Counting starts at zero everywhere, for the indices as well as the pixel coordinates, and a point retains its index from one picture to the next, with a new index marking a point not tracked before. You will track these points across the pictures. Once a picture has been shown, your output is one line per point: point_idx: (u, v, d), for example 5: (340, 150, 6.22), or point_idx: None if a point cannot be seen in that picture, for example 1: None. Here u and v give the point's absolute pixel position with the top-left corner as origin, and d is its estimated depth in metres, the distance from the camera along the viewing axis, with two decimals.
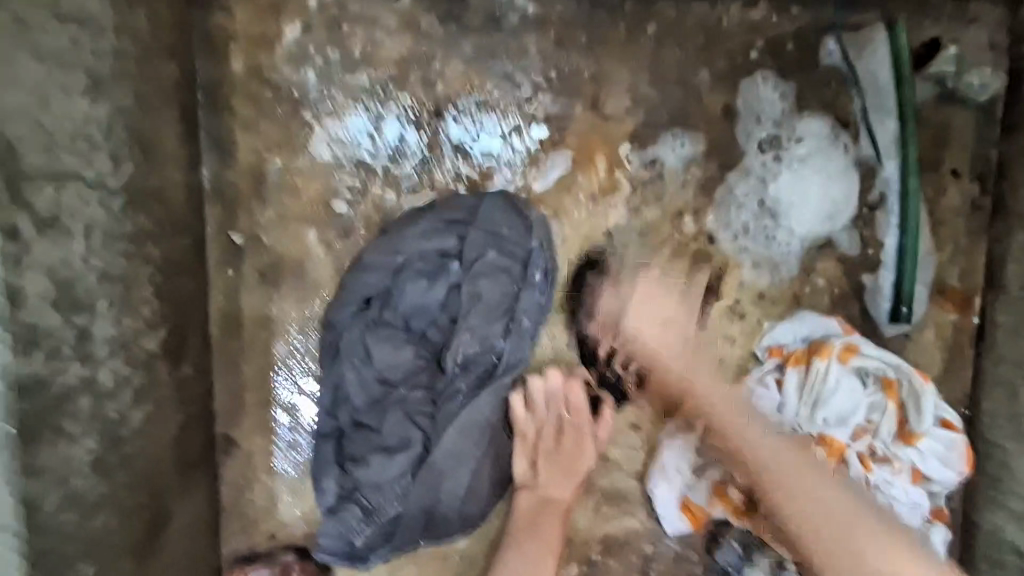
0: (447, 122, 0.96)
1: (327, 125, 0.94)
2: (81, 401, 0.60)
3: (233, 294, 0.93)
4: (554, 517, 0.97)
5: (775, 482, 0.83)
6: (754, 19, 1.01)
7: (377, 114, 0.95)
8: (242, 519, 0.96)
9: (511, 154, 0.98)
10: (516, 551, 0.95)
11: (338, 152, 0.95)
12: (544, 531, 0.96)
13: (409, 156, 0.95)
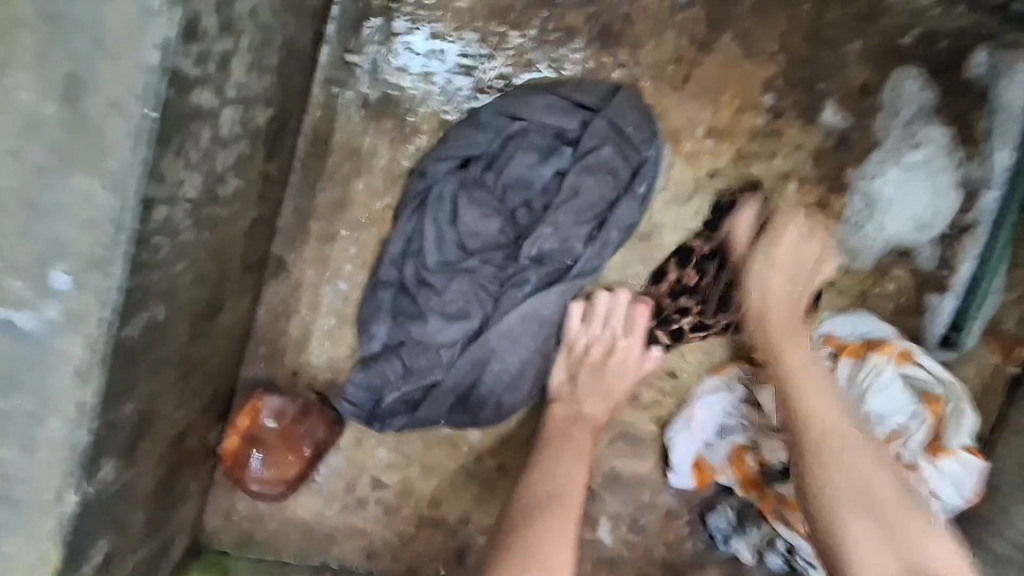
0: (559, 30, 0.91)
1: (420, 10, 0.90)
2: (204, 133, 0.55)
3: (333, 115, 0.90)
4: (585, 436, 0.91)
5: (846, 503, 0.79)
6: (919, 8, 0.99)
7: (474, 7, 0.90)
8: (267, 346, 0.92)
9: (623, 76, 0.93)
10: (547, 459, 0.88)
11: (427, 39, 0.90)
12: (579, 449, 0.89)
13: (505, 54, 0.91)
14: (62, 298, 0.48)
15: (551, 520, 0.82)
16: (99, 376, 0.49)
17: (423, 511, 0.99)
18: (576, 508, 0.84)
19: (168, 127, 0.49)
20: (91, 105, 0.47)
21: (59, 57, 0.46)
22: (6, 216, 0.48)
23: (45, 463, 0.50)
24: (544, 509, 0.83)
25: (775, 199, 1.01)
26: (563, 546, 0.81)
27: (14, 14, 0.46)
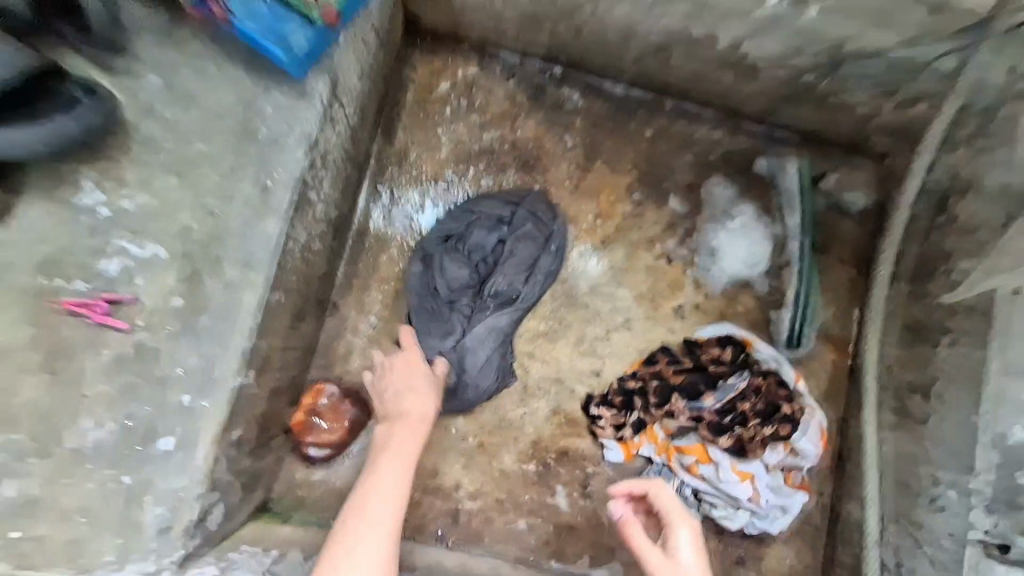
0: (501, 167, 1.56)
1: (417, 159, 1.55)
2: (309, 213, 1.13)
3: (365, 217, 1.50)
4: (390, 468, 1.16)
5: None
6: (715, 137, 1.59)
7: (449, 157, 1.55)
8: (323, 358, 1.42)
9: (540, 186, 1.56)
10: (388, 469, 1.16)
11: (423, 175, 1.54)
12: (395, 474, 1.15)
13: (468, 180, 1.55)
14: (247, 275, 1.00)
15: (346, 533, 1.06)
16: (259, 313, 1.00)
17: (426, 480, 1.43)
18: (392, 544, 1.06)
19: (298, 202, 1.04)
20: (273, 189, 1.01)
21: (258, 166, 1.00)
22: (229, 233, 0.99)
23: (228, 359, 0.99)
24: (358, 549, 1.03)
25: (648, 252, 1.57)
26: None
27: (240, 150, 0.99)
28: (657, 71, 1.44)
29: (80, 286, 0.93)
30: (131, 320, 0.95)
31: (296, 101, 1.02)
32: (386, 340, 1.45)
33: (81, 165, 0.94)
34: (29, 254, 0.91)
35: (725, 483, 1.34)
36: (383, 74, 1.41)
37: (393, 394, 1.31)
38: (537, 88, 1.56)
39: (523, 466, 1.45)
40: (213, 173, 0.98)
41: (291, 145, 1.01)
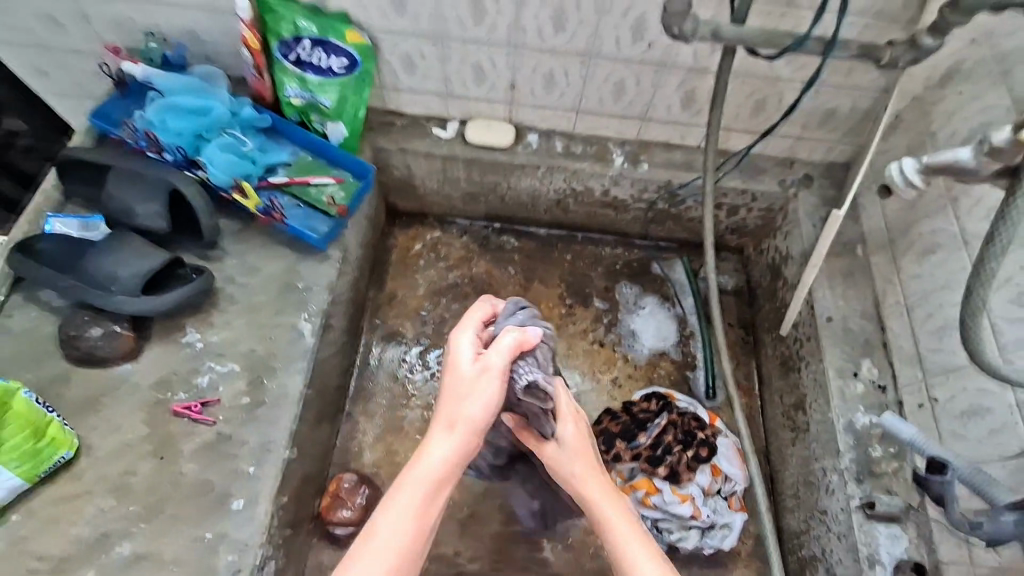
0: (464, 293, 2.05)
1: (400, 295, 2.02)
2: (329, 335, 1.61)
3: (367, 345, 1.95)
4: (414, 498, 1.05)
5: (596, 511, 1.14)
6: (617, 251, 2.18)
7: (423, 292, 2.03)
8: (341, 455, 1.78)
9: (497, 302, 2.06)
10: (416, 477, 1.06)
11: (405, 309, 2.00)
12: (414, 498, 1.04)
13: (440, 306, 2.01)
14: (289, 375, 1.43)
15: (365, 537, 1.02)
16: (297, 402, 1.41)
17: (431, 550, 1.69)
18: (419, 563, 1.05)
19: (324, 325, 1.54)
20: (306, 317, 1.50)
21: (297, 304, 1.51)
22: (277, 350, 1.45)
23: (275, 436, 1.36)
24: (375, 557, 0.99)
25: (584, 340, 2.04)
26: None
27: (285, 297, 1.51)
28: (559, 215, 2.08)
29: (182, 395, 1.37)
30: (215, 415, 1.36)
31: (320, 262, 1.57)
32: (389, 435, 1.83)
33: (187, 319, 1.45)
34: (151, 376, 1.38)
35: (673, 506, 1.62)
36: (371, 241, 1.97)
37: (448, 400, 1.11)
38: (483, 238, 2.14)
39: (511, 526, 1.74)
40: (267, 313, 1.49)
41: (318, 288, 1.54)
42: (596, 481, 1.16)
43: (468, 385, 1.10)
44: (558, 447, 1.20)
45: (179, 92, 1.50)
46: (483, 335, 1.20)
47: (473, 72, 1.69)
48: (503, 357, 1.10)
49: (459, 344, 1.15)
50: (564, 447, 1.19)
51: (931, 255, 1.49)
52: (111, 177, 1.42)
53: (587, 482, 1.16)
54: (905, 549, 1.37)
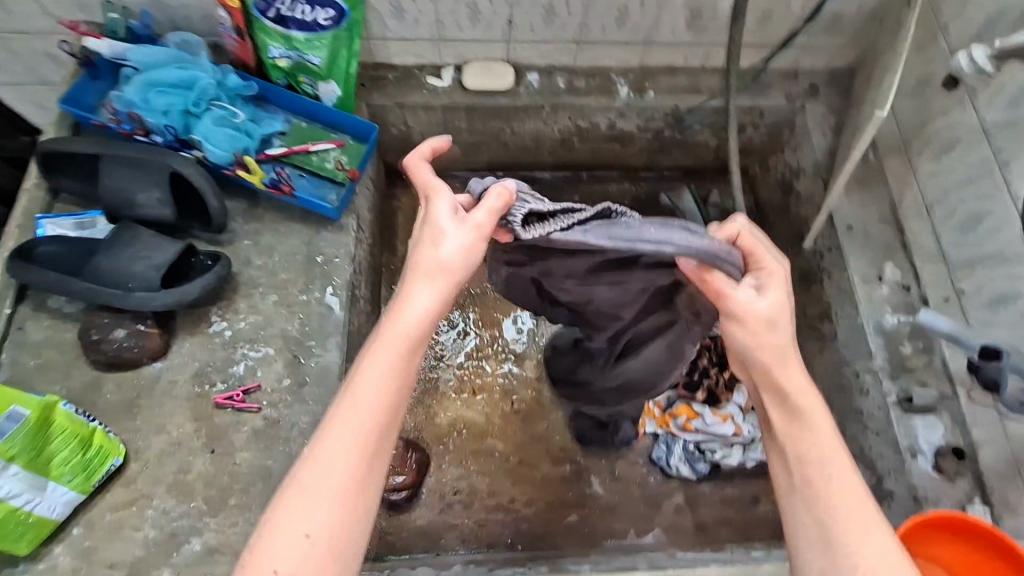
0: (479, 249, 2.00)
1: None
2: (357, 308, 1.57)
3: (389, 311, 1.91)
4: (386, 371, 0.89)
5: (818, 451, 0.92)
6: (626, 186, 2.12)
7: None
8: None
9: None
10: (376, 364, 0.89)
11: None
12: (383, 376, 0.88)
13: None
14: (327, 353, 1.39)
15: (335, 419, 0.87)
16: (339, 378, 1.37)
17: (486, 501, 1.73)
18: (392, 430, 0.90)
19: (353, 299, 1.49)
20: (333, 292, 1.45)
21: (321, 280, 1.45)
22: (310, 328, 1.41)
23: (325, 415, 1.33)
24: (333, 456, 0.86)
25: None
26: (322, 490, 0.85)
27: (308, 274, 1.45)
28: (564, 156, 2.02)
29: (221, 386, 1.33)
30: (259, 401, 1.33)
31: (338, 232, 1.51)
32: (427, 399, 1.82)
33: (211, 308, 1.39)
34: (186, 372, 1.33)
35: (714, 428, 1.68)
36: (376, 206, 1.89)
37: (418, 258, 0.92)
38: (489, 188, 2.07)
39: (560, 467, 1.78)
40: (293, 293, 1.43)
41: (340, 262, 1.48)
42: (791, 371, 0.95)
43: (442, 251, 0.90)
44: (749, 300, 0.94)
45: (159, 66, 1.39)
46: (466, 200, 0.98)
47: (468, 12, 1.58)
48: (486, 216, 0.90)
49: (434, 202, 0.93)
50: (761, 303, 0.94)
51: (950, 151, 1.51)
52: (104, 166, 1.32)
53: (779, 369, 0.95)
54: (942, 435, 1.45)
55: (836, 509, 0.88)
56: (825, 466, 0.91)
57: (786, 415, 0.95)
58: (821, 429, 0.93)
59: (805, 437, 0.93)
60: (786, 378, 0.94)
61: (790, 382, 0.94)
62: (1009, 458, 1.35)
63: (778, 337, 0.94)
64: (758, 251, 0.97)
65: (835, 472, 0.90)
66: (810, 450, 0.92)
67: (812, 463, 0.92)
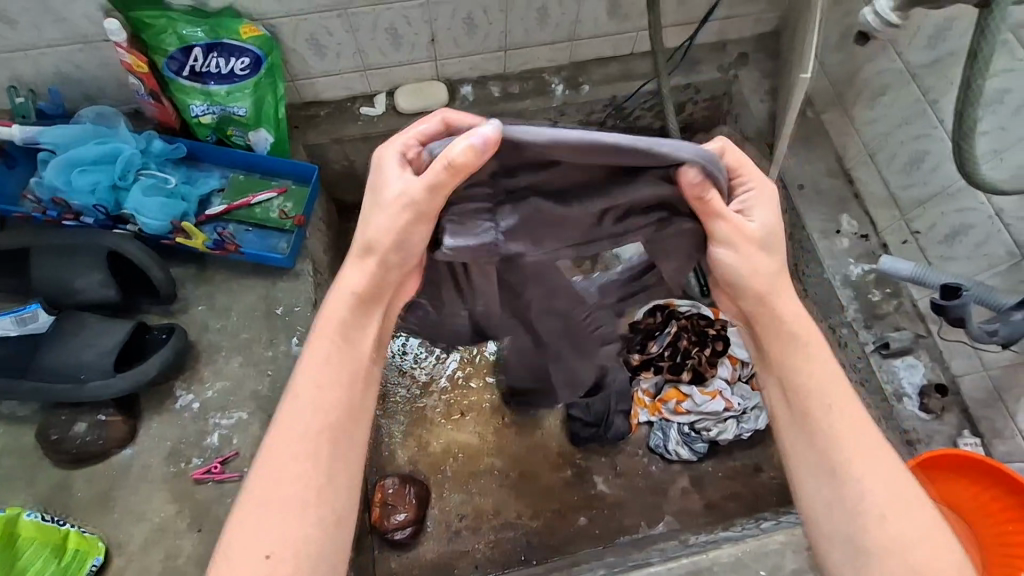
0: None
1: None
2: None
3: None
4: (331, 339, 0.84)
5: (819, 383, 0.86)
6: None
7: None
8: (376, 463, 1.75)
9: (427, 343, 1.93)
10: (308, 375, 0.82)
11: None
12: (316, 386, 0.81)
13: None
14: None
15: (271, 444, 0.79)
16: None
17: (494, 520, 1.70)
18: (357, 397, 0.83)
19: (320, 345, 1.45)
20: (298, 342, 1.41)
21: (283, 332, 1.41)
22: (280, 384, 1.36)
23: None
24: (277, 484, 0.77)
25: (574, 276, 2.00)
26: (284, 475, 0.78)
27: (269, 329, 1.41)
28: None
29: (198, 460, 1.28)
30: (240, 468, 1.28)
31: (293, 280, 1.47)
32: (417, 430, 1.79)
33: (175, 381, 1.34)
34: (158, 453, 1.28)
35: (706, 406, 1.68)
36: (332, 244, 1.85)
37: (366, 222, 0.85)
38: None
39: (561, 473, 1.76)
40: (257, 351, 1.39)
41: (300, 310, 1.44)
42: (781, 302, 0.88)
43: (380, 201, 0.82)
44: (741, 224, 0.86)
45: (77, 144, 1.34)
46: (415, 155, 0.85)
47: (389, 37, 1.54)
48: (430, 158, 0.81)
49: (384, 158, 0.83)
50: (752, 223, 0.86)
51: (883, 97, 1.53)
52: (36, 258, 1.27)
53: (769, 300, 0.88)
54: (924, 373, 1.46)
55: (837, 444, 0.83)
56: (829, 396, 0.86)
57: (781, 344, 0.88)
58: (822, 360, 0.88)
59: (805, 369, 0.87)
60: (780, 306, 0.88)
61: (788, 312, 0.88)
62: (990, 386, 1.37)
63: (769, 262, 0.87)
64: (745, 163, 0.86)
65: (842, 405, 0.85)
66: (809, 381, 0.86)
67: (814, 394, 0.86)
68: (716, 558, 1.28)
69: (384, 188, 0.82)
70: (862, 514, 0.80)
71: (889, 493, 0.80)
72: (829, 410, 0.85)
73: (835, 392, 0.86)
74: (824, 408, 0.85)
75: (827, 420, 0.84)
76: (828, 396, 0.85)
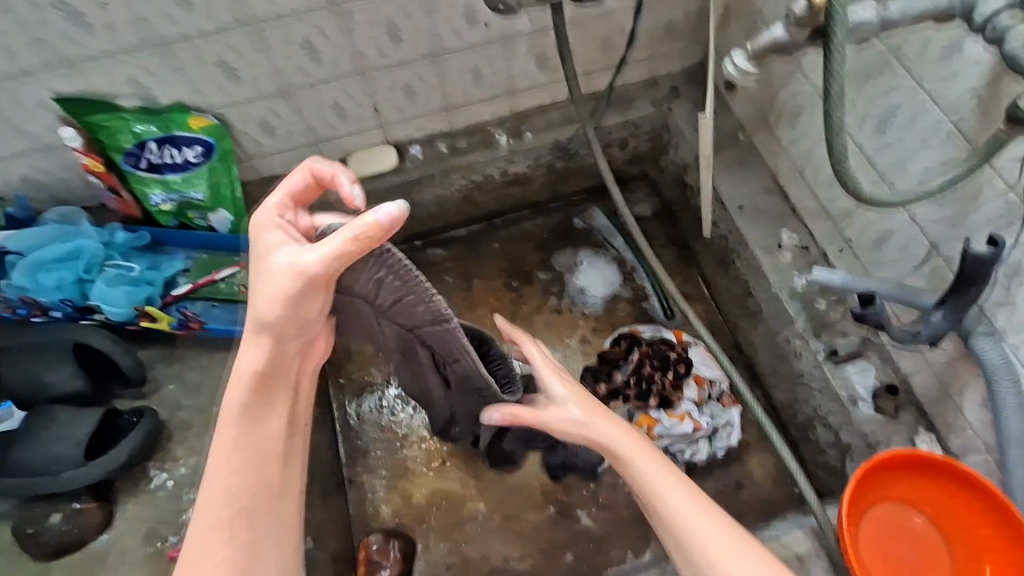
0: None
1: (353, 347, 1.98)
2: None
3: (342, 405, 1.91)
4: (234, 424, 1.01)
5: (675, 518, 1.04)
6: (537, 218, 2.19)
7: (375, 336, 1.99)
8: (360, 520, 1.76)
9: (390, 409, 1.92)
10: (225, 442, 1.01)
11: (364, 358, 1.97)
12: (235, 451, 1.01)
13: None
14: None
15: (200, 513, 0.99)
16: None
17: (479, 567, 1.71)
18: (273, 467, 1.03)
19: None
20: None
21: None
22: None
23: None
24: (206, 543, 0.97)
25: (540, 313, 2.05)
26: (207, 551, 0.96)
27: None
28: (471, 211, 2.09)
29: (173, 538, 1.30)
30: None
31: None
32: (398, 482, 1.81)
33: (148, 462, 1.38)
34: (134, 535, 1.30)
35: (675, 429, 1.70)
36: None
37: (258, 296, 0.95)
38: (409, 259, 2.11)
39: (543, 510, 1.77)
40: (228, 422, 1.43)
41: None
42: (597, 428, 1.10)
43: (271, 272, 0.93)
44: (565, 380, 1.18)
45: (41, 244, 1.41)
46: (303, 231, 1.02)
47: (334, 112, 1.64)
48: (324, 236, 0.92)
49: (269, 238, 0.97)
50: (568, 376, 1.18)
51: (800, 118, 1.62)
52: (8, 357, 1.33)
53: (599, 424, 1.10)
54: (876, 376, 1.51)
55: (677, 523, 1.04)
56: (686, 527, 1.03)
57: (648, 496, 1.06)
58: (675, 500, 1.05)
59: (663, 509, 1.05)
60: (640, 467, 1.07)
61: (643, 468, 1.07)
62: (937, 382, 1.41)
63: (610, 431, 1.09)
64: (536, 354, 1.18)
65: (698, 532, 1.02)
66: (672, 518, 1.04)
67: (677, 527, 1.04)
68: None
69: (275, 259, 0.93)
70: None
71: (717, 545, 1.01)
72: (687, 539, 1.03)
73: (696, 515, 1.04)
74: (685, 535, 1.03)
75: (684, 544, 1.03)
76: (684, 528, 1.03)
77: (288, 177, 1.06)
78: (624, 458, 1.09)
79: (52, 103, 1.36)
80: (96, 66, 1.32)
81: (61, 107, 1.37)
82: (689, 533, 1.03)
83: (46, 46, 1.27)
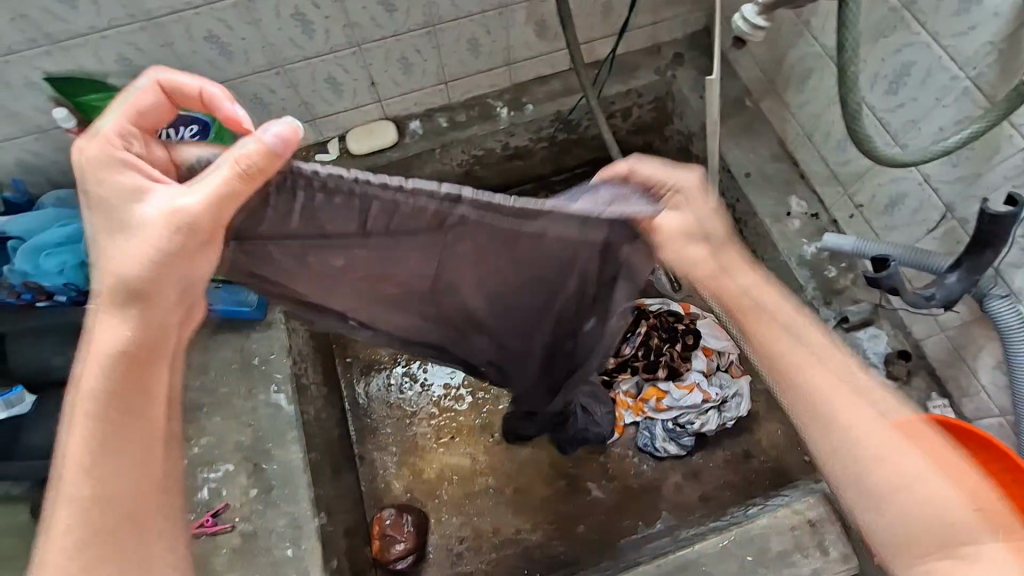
0: None
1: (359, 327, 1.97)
2: (307, 395, 1.57)
3: (350, 384, 1.92)
4: (87, 415, 0.79)
5: (798, 375, 0.90)
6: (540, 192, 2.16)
7: None
8: (372, 495, 1.78)
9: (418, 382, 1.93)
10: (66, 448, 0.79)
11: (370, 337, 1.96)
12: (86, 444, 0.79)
13: None
14: (285, 451, 1.39)
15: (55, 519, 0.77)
16: (303, 471, 1.38)
17: (492, 538, 1.73)
18: (158, 459, 0.83)
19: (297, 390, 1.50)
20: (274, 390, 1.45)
21: (260, 382, 1.46)
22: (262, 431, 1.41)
23: (298, 511, 1.33)
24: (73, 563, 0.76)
25: None
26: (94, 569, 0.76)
27: (247, 380, 1.46)
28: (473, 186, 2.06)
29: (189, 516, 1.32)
30: (231, 519, 1.32)
31: (266, 330, 1.52)
32: (408, 458, 1.82)
33: None
34: None
35: (684, 402, 1.71)
36: None
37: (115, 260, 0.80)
38: None
39: (553, 482, 1.78)
40: (238, 402, 1.44)
41: (275, 359, 1.49)
42: (725, 279, 0.99)
43: (147, 224, 0.79)
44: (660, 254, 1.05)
45: (41, 228, 1.39)
46: (163, 165, 0.84)
47: (330, 86, 1.60)
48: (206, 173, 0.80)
49: (125, 176, 0.80)
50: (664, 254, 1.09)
51: (808, 80, 1.57)
52: (16, 342, 1.33)
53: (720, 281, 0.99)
54: (887, 341, 1.49)
55: (813, 395, 0.88)
56: (816, 395, 0.88)
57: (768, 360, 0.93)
58: (806, 359, 0.91)
59: (807, 366, 0.90)
60: (760, 331, 0.95)
61: (768, 332, 0.94)
62: (949, 346, 1.39)
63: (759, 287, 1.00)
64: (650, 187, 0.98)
65: (835, 408, 0.87)
66: (818, 381, 0.89)
67: (805, 394, 0.89)
68: (701, 551, 1.30)
69: (140, 207, 0.79)
70: (865, 492, 0.84)
71: (868, 425, 0.85)
72: (825, 405, 0.87)
73: (819, 374, 0.89)
74: (833, 397, 0.87)
75: (820, 410, 0.87)
76: (818, 396, 0.88)
77: (129, 89, 0.83)
78: (742, 317, 0.97)
79: (42, 83, 1.33)
80: (85, 44, 1.29)
81: (51, 87, 1.33)
82: (823, 401, 0.87)
83: (30, 24, 1.23)
